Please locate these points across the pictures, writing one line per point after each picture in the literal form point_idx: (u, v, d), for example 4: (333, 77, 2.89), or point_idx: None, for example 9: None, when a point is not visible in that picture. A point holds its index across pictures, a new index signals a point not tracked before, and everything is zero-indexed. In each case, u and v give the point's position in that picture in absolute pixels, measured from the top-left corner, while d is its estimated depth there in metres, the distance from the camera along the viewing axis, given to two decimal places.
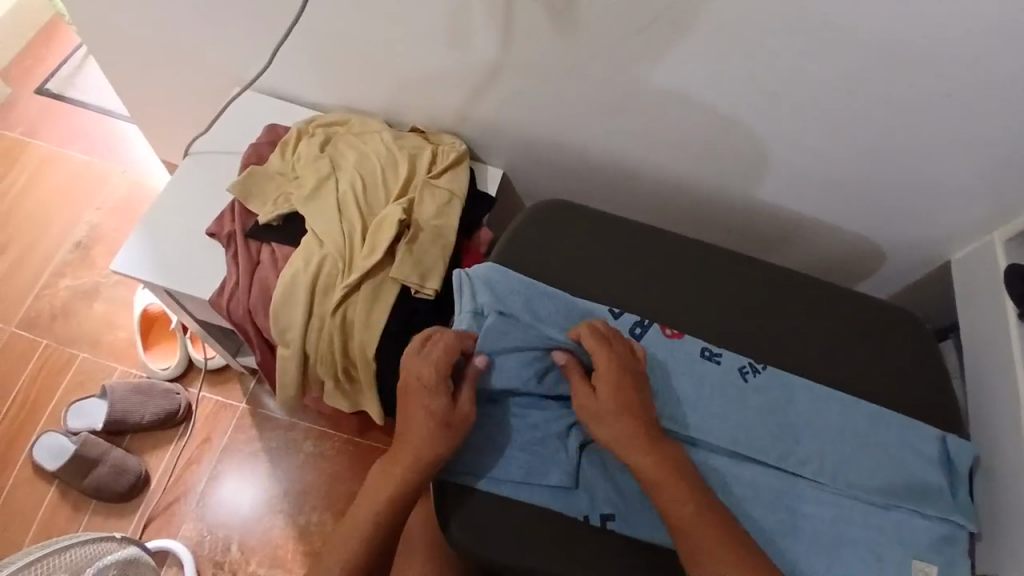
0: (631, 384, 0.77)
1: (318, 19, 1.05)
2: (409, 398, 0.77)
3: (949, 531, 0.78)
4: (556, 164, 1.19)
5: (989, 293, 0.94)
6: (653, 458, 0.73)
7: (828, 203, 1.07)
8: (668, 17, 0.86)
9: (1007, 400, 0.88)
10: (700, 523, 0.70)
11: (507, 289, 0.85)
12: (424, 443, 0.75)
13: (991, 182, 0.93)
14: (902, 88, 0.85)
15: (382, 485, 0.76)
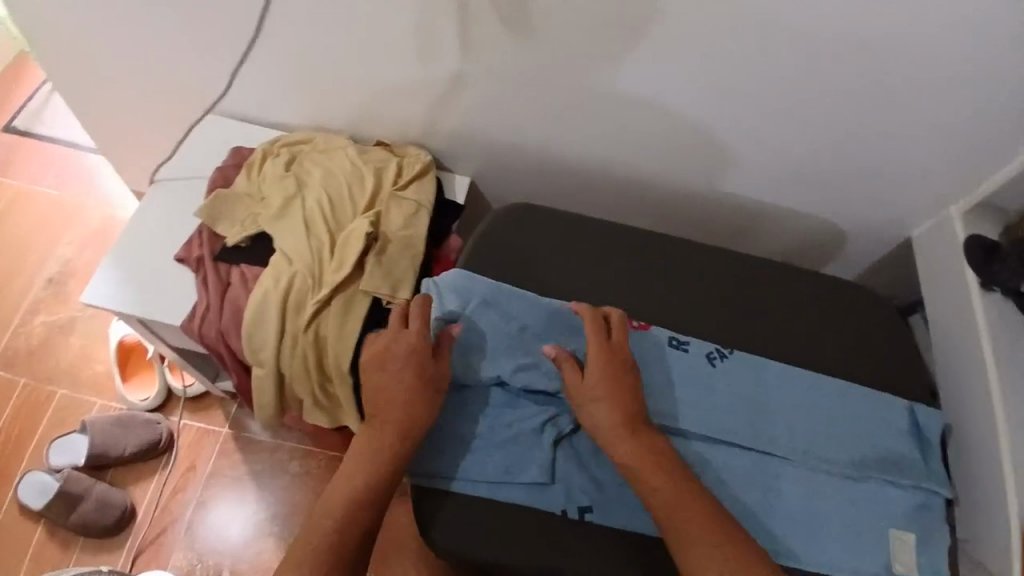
0: (620, 372, 0.77)
1: (276, 39, 1.05)
2: (398, 363, 0.77)
3: (922, 498, 0.80)
4: (522, 169, 1.20)
5: (950, 265, 0.97)
6: (628, 445, 0.74)
7: (789, 189, 1.09)
8: (620, 17, 0.87)
9: (974, 369, 0.90)
10: (679, 509, 0.70)
11: (471, 293, 0.86)
12: (415, 405, 0.76)
13: (948, 157, 0.96)
14: (851, 74, 0.87)
15: (368, 454, 0.75)
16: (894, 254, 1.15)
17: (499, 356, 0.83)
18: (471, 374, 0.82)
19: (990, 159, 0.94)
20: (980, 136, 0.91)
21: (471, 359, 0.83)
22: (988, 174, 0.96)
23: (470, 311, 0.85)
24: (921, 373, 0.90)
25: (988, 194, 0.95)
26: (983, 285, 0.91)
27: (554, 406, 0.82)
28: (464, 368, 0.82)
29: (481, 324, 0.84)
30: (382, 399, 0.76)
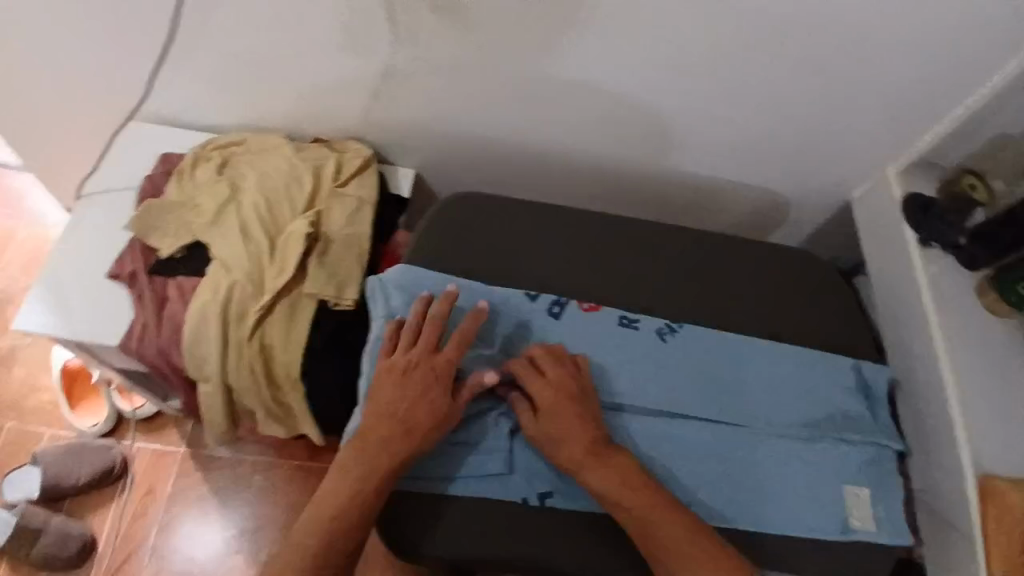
0: (569, 405, 0.76)
1: (194, 39, 0.99)
2: (425, 385, 0.75)
3: (874, 454, 0.83)
4: (466, 159, 1.18)
5: (890, 225, 1.00)
6: (598, 472, 0.73)
7: (734, 162, 1.09)
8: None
9: (919, 327, 0.93)
10: (650, 524, 0.72)
11: (418, 287, 0.83)
12: (431, 429, 0.74)
13: (884, 119, 0.97)
14: (784, 44, 0.87)
15: (374, 471, 0.72)
16: (838, 219, 1.17)
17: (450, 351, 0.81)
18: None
19: (921, 118, 0.96)
20: (910, 96, 0.93)
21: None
22: (921, 135, 0.99)
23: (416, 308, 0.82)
24: (867, 334, 0.92)
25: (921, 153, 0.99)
26: (923, 241, 0.95)
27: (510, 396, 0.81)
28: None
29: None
30: (396, 423, 0.73)
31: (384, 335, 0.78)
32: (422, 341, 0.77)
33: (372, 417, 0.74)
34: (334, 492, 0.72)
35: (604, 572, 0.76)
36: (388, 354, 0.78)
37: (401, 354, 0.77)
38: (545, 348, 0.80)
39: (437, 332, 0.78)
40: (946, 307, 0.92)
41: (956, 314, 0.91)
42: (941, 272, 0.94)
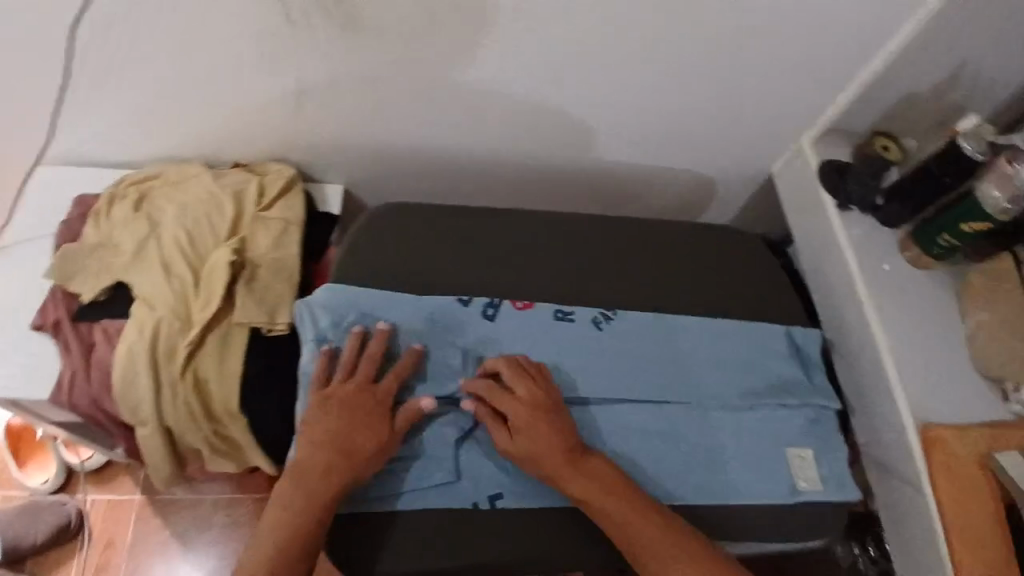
0: (544, 417, 0.76)
1: (83, 85, 0.92)
2: (358, 409, 0.74)
3: (811, 414, 0.87)
4: (394, 179, 1.15)
5: (810, 194, 1.03)
6: (578, 480, 0.73)
7: (658, 148, 1.10)
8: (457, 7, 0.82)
9: (845, 290, 0.96)
10: (632, 527, 0.72)
11: (347, 305, 0.81)
12: (368, 453, 0.73)
13: (798, 91, 0.99)
14: (690, 30, 0.88)
15: (312, 499, 0.70)
16: (764, 189, 1.20)
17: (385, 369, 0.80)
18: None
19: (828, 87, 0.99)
20: (816, 67, 0.95)
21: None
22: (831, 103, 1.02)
23: (348, 329, 0.80)
24: (795, 301, 0.94)
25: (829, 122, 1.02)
26: (841, 205, 0.98)
27: (452, 405, 0.80)
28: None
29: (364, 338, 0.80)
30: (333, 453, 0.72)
31: (317, 366, 0.77)
32: (361, 371, 0.77)
33: (309, 450, 0.73)
34: (273, 524, 0.70)
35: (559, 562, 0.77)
36: (323, 386, 0.76)
37: (338, 385, 0.76)
38: (520, 361, 0.80)
39: (374, 363, 0.78)
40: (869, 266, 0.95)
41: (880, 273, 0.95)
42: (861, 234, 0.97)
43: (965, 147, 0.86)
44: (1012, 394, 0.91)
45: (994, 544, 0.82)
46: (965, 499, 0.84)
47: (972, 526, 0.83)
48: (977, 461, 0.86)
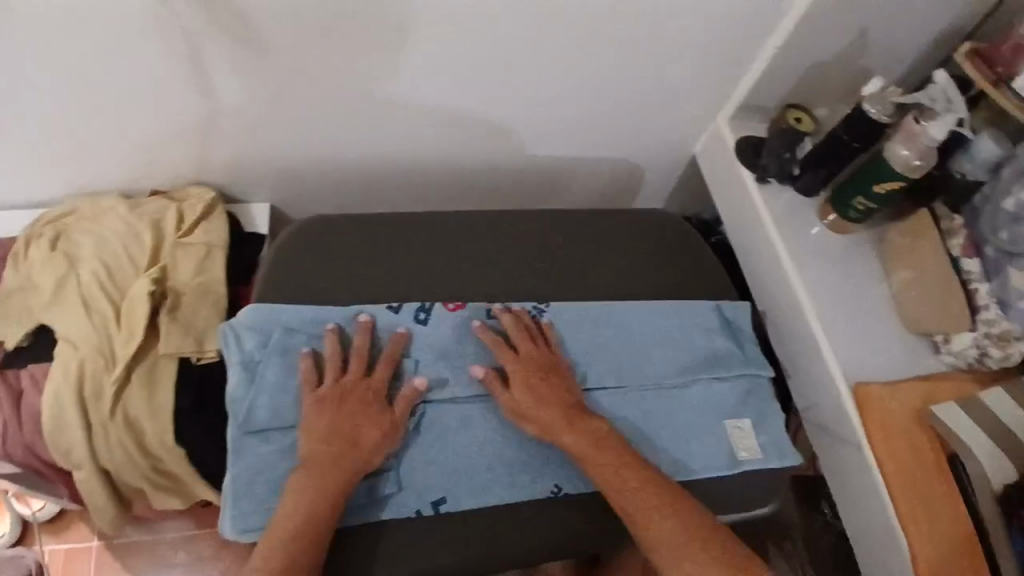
0: (541, 378, 0.81)
1: None
2: (359, 398, 0.76)
3: (745, 385, 0.90)
4: (319, 199, 1.13)
5: (730, 170, 1.06)
6: (574, 435, 0.78)
7: (579, 135, 1.11)
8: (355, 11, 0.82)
9: (772, 260, 0.99)
10: (623, 482, 0.76)
11: (270, 324, 0.77)
12: (374, 440, 0.74)
13: (707, 66, 1.01)
14: (585, 16, 0.90)
15: (324, 489, 0.70)
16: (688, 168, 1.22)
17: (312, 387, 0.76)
18: (285, 416, 0.74)
19: (733, 63, 1.02)
20: (718, 44, 0.98)
21: (283, 399, 0.74)
22: (740, 79, 1.04)
23: (273, 347, 0.76)
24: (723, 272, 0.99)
25: (743, 98, 1.05)
26: (760, 179, 1.01)
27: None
28: (276, 409, 0.74)
29: (290, 355, 0.77)
30: (342, 443, 0.72)
31: (304, 369, 0.75)
32: (351, 369, 0.77)
33: (318, 440, 0.73)
34: (284, 519, 0.69)
35: (508, 554, 0.79)
36: (316, 386, 0.75)
37: (333, 382, 0.76)
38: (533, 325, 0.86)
39: (363, 358, 0.78)
40: (790, 235, 0.99)
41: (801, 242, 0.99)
42: (777, 206, 1.01)
43: (868, 112, 0.90)
44: (942, 346, 0.93)
45: (934, 490, 0.86)
46: (906, 451, 0.87)
47: (913, 475, 0.86)
48: (913, 414, 0.89)
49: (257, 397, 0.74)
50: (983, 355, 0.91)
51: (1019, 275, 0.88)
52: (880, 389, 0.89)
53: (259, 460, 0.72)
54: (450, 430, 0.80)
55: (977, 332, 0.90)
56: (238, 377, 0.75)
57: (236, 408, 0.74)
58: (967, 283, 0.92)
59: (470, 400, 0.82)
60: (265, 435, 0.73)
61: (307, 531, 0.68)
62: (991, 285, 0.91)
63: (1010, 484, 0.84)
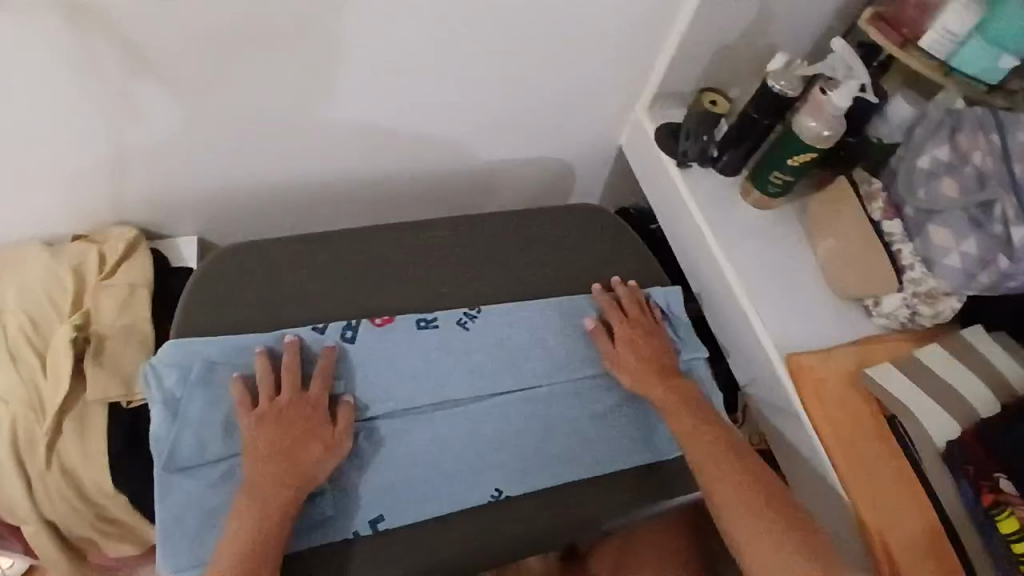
0: (645, 340, 0.93)
1: None
2: (295, 418, 0.76)
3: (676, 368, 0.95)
4: (252, 226, 1.13)
5: (654, 158, 1.09)
6: (664, 389, 0.90)
7: (501, 134, 1.12)
8: (247, 28, 0.83)
9: (698, 246, 1.02)
10: (699, 437, 0.87)
11: (190, 360, 0.77)
12: (313, 459, 0.74)
13: (614, 55, 1.02)
14: (482, 23, 0.92)
15: (266, 510, 0.71)
16: (618, 157, 1.24)
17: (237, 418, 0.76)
18: (211, 449, 0.74)
19: (640, 55, 1.04)
20: (621, 37, 1.00)
21: (209, 432, 0.74)
22: (650, 70, 1.07)
23: (194, 381, 0.76)
24: (642, 248, 1.04)
25: (655, 89, 1.07)
26: (680, 164, 1.04)
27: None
28: (202, 443, 0.74)
29: (214, 387, 0.76)
30: (280, 465, 0.73)
31: (236, 392, 0.75)
32: (285, 387, 0.77)
33: (255, 463, 0.73)
34: (231, 541, 0.70)
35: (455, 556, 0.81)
36: (253, 405, 0.76)
37: (267, 401, 0.76)
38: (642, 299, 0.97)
39: (296, 375, 0.78)
40: (714, 216, 1.02)
41: (724, 222, 1.02)
42: (698, 189, 1.03)
43: (773, 87, 0.92)
44: (873, 309, 0.95)
45: (875, 455, 0.87)
46: (842, 417, 0.88)
47: (852, 441, 0.87)
48: (848, 378, 0.91)
49: (182, 435, 0.74)
50: (913, 313, 0.92)
51: (940, 231, 0.88)
52: (813, 356, 0.91)
53: (187, 496, 0.73)
54: (383, 445, 0.81)
55: (905, 292, 0.91)
56: (162, 417, 0.74)
57: (162, 447, 0.73)
58: (891, 245, 0.92)
59: (406, 413, 0.83)
60: (192, 471, 0.73)
61: (253, 552, 0.69)
62: (914, 244, 0.91)
63: (949, 441, 0.84)
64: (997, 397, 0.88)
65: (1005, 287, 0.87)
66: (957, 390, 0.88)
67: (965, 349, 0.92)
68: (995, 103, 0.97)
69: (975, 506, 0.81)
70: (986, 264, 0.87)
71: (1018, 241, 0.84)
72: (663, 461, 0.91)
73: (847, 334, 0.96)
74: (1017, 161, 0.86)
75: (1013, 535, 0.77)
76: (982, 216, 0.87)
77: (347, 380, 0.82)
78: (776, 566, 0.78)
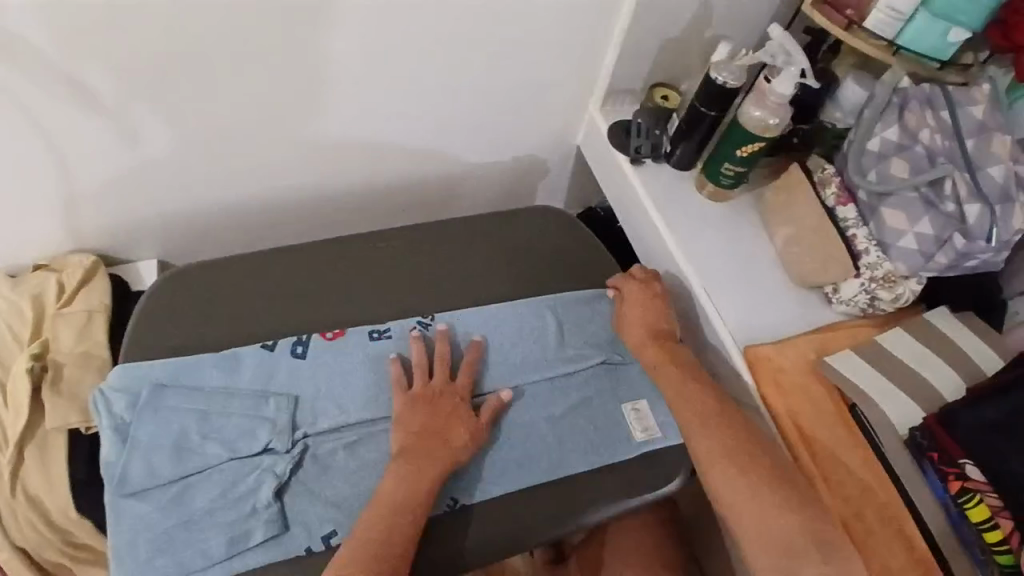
0: (645, 305, 0.94)
1: None
2: (443, 404, 0.83)
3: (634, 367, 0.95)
4: (212, 246, 1.14)
5: (609, 157, 1.08)
6: (654, 352, 0.90)
7: (454, 140, 1.12)
8: (180, 52, 0.84)
9: (655, 240, 1.01)
10: (686, 398, 0.86)
11: (138, 385, 0.80)
12: (461, 439, 0.81)
13: (559, 55, 1.02)
14: (417, 33, 0.93)
15: (414, 478, 0.77)
16: (577, 155, 1.24)
17: (186, 439, 0.78)
18: (160, 473, 0.76)
19: (585, 56, 1.04)
20: (563, 38, 1.00)
21: (156, 456, 0.77)
22: (597, 71, 1.07)
23: (142, 406, 0.79)
24: (598, 250, 1.04)
25: (605, 88, 1.08)
26: (634, 161, 1.04)
27: (263, 456, 0.79)
28: (151, 467, 0.76)
29: (161, 410, 0.79)
30: (430, 439, 0.80)
31: (395, 373, 0.85)
32: (438, 373, 0.86)
33: (407, 438, 0.80)
34: (381, 501, 0.76)
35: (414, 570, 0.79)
36: (407, 388, 0.85)
37: (422, 384, 0.84)
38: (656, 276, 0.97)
39: (446, 363, 0.87)
40: (670, 211, 1.01)
41: (680, 215, 1.01)
42: (653, 184, 1.03)
43: (716, 79, 0.92)
44: (833, 296, 0.94)
45: (839, 442, 0.85)
46: (802, 407, 0.87)
47: (812, 429, 0.86)
48: (808, 367, 0.89)
49: (133, 457, 0.76)
50: (873, 298, 0.90)
51: (892, 214, 0.87)
52: (772, 346, 0.90)
53: (139, 520, 0.74)
54: (336, 459, 0.81)
55: (863, 277, 0.90)
56: (114, 442, 0.78)
57: (114, 469, 0.76)
58: (845, 229, 0.91)
59: (354, 427, 0.83)
60: (142, 494, 0.75)
61: (404, 512, 0.75)
62: (869, 228, 0.90)
63: (912, 428, 0.82)
64: (960, 377, 0.87)
65: (964, 265, 0.85)
66: (919, 373, 0.86)
67: (927, 331, 0.90)
68: (949, 79, 0.94)
69: (943, 494, 0.79)
70: (943, 243, 0.85)
71: (972, 218, 0.83)
72: (629, 461, 0.90)
73: (809, 323, 0.95)
74: (968, 137, 0.85)
75: (982, 523, 0.75)
76: (934, 194, 0.86)
77: (301, 394, 0.83)
78: (764, 521, 0.76)
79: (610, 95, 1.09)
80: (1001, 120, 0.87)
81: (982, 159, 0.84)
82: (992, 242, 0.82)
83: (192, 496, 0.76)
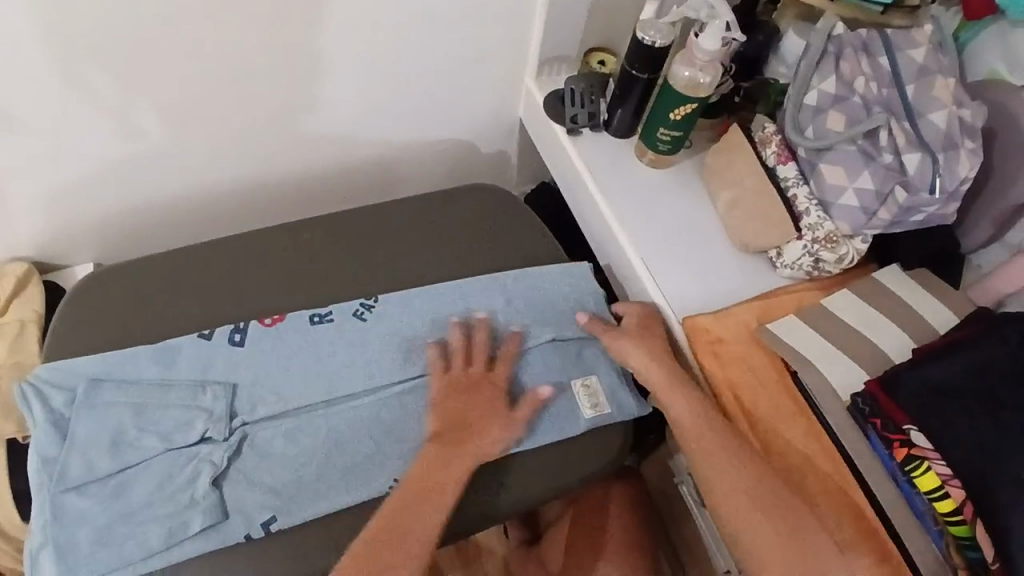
0: (646, 330, 0.88)
1: None
2: (481, 397, 0.84)
3: (582, 344, 0.92)
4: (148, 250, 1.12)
5: (547, 130, 1.05)
6: (659, 373, 0.84)
7: (391, 123, 1.08)
8: (81, 61, 0.81)
9: (594, 215, 0.98)
10: (693, 425, 0.80)
11: (72, 384, 0.80)
12: (498, 434, 0.81)
13: (487, 26, 0.98)
14: (336, 29, 0.90)
15: (439, 473, 0.78)
16: (523, 129, 1.20)
17: (123, 434, 0.78)
18: (100, 467, 0.76)
19: (515, 28, 1.00)
20: (488, 11, 0.96)
21: (95, 451, 0.77)
22: (530, 41, 1.03)
23: (78, 402, 0.79)
24: (542, 228, 1.03)
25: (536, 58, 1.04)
26: (569, 131, 1.00)
27: (201, 445, 0.79)
28: (90, 462, 0.76)
29: (98, 406, 0.79)
30: (464, 431, 0.81)
31: (433, 358, 0.86)
32: (476, 360, 0.86)
33: (443, 428, 0.81)
34: (406, 485, 0.77)
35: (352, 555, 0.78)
36: (445, 373, 0.85)
37: (461, 370, 0.85)
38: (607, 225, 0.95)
39: (485, 351, 0.87)
40: (610, 182, 0.97)
41: (619, 185, 0.97)
42: (592, 155, 0.99)
43: (643, 39, 0.88)
44: (777, 260, 0.90)
45: (783, 413, 0.82)
46: (785, 441, 0.81)
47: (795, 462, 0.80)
48: (750, 336, 0.86)
49: (70, 454, 0.76)
50: (817, 260, 0.86)
51: (832, 170, 0.83)
52: (709, 316, 0.86)
53: (79, 514, 0.74)
54: (274, 445, 0.80)
55: (806, 239, 0.86)
56: (52, 440, 0.78)
57: (54, 466, 0.77)
58: (786, 190, 0.87)
59: (289, 414, 0.82)
60: (82, 489, 0.76)
61: (429, 502, 0.76)
62: (810, 186, 0.86)
63: (854, 392, 0.79)
64: (913, 335, 0.84)
65: (909, 221, 0.82)
66: (866, 335, 0.84)
67: (877, 292, 0.87)
68: (894, 23, 0.90)
69: (891, 462, 0.77)
70: (886, 198, 0.82)
71: (913, 169, 0.80)
72: (577, 436, 0.88)
73: (755, 287, 0.92)
74: (910, 81, 0.83)
75: (933, 492, 0.72)
76: (871, 146, 0.83)
77: (237, 378, 0.83)
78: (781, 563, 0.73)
79: (544, 65, 1.05)
80: (944, 62, 0.85)
81: (922, 104, 0.82)
82: (935, 192, 0.79)
83: (131, 489, 0.76)
